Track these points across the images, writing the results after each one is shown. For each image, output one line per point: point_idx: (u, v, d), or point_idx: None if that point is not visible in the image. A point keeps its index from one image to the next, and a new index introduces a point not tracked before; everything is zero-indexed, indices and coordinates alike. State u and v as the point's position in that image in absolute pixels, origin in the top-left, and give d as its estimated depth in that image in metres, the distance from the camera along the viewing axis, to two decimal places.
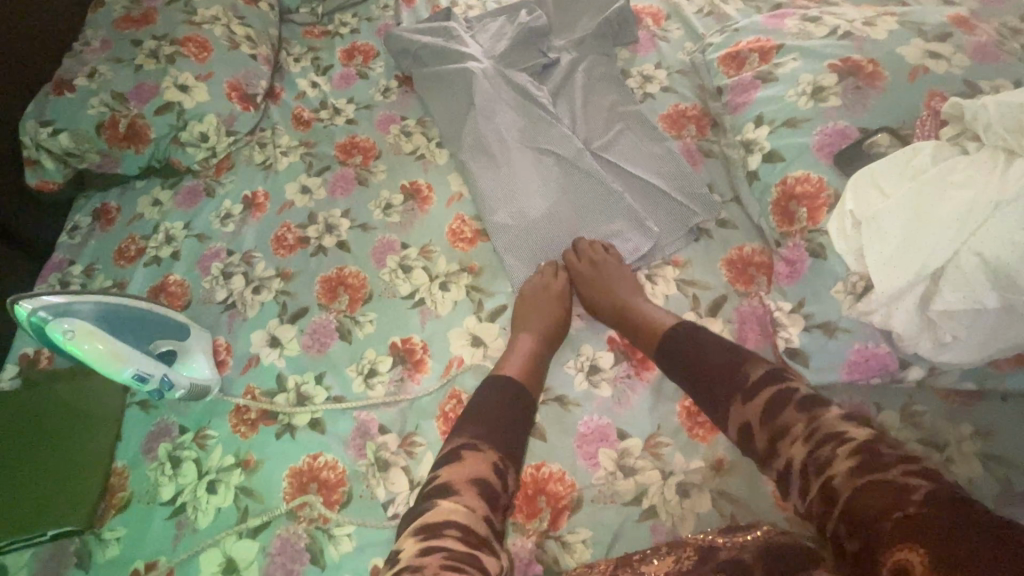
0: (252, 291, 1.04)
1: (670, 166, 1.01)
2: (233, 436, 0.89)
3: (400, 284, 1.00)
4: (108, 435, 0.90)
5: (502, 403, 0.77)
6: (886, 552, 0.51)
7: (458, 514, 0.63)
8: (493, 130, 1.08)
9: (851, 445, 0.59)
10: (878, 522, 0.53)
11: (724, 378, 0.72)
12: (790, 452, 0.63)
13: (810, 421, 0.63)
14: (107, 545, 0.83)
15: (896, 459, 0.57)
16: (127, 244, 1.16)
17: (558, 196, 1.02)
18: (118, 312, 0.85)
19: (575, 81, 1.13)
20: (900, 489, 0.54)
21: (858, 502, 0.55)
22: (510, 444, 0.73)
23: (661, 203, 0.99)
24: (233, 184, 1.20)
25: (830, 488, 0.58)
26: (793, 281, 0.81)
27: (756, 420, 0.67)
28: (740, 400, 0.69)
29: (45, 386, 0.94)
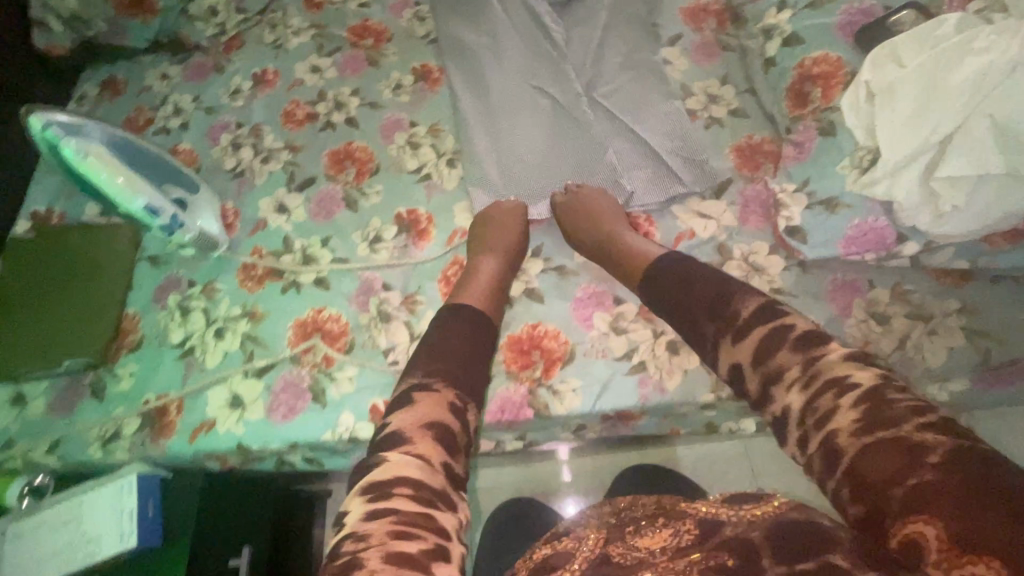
0: (260, 161, 1.05)
1: (673, 129, 0.93)
2: (241, 290, 0.91)
3: (408, 159, 1.01)
4: (120, 283, 0.93)
5: (468, 340, 0.70)
6: (895, 526, 0.46)
7: (410, 470, 0.56)
8: (495, 63, 1.01)
9: (854, 394, 0.52)
10: (889, 489, 0.47)
11: (710, 308, 0.64)
12: (786, 399, 0.56)
13: (808, 363, 0.56)
14: (120, 379, 0.87)
15: (908, 407, 0.50)
16: (136, 114, 1.16)
17: (543, 138, 0.96)
18: (129, 147, 0.88)
19: (597, 16, 1.01)
20: (914, 448, 0.48)
21: (866, 463, 0.49)
22: (473, 381, 0.67)
23: (650, 164, 0.92)
24: (243, 60, 1.18)
25: (833, 446, 0.51)
26: (800, 163, 0.81)
27: (749, 361, 0.59)
28: (730, 340, 0.62)
29: (58, 235, 0.96)
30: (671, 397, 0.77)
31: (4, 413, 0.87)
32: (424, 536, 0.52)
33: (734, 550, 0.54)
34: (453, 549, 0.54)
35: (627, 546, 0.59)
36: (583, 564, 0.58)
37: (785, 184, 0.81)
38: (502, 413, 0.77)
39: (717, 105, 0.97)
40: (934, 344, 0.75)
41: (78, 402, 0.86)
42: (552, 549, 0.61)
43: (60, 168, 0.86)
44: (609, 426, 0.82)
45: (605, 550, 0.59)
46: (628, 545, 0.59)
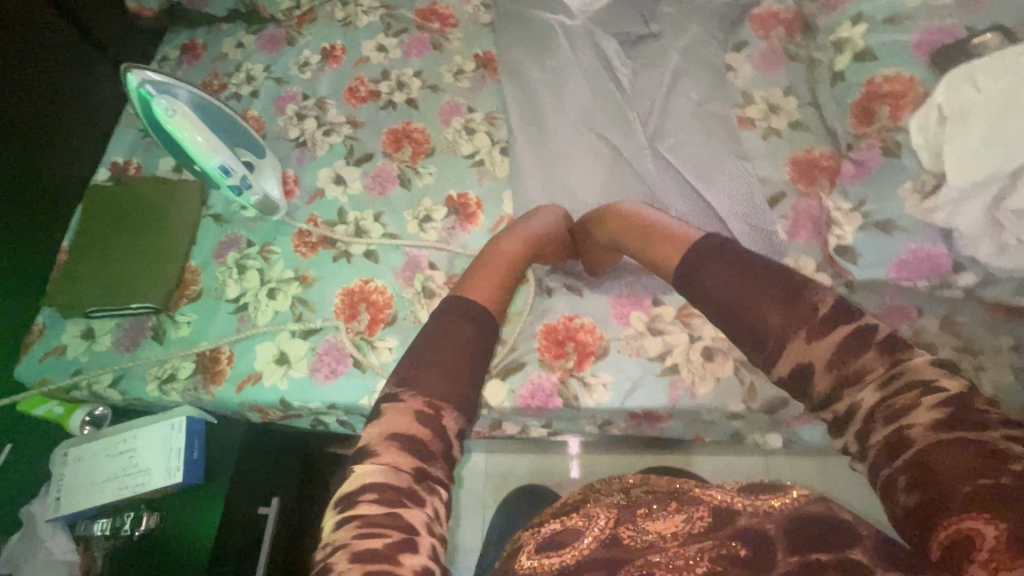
0: (322, 134, 1.09)
1: (741, 190, 0.89)
2: (295, 255, 0.96)
3: (462, 144, 1.04)
4: (186, 237, 0.99)
5: (455, 338, 0.63)
6: (949, 521, 0.42)
7: (375, 473, 0.54)
8: (558, 100, 1.01)
9: (940, 395, 0.47)
10: (953, 485, 0.43)
11: (781, 299, 0.55)
12: (855, 395, 0.51)
13: (895, 364, 0.50)
14: (179, 325, 0.93)
15: (998, 420, 0.46)
16: (211, 79, 1.22)
17: (600, 187, 0.93)
18: (210, 108, 0.91)
19: (667, 63, 1.02)
20: (997, 454, 0.43)
21: (932, 458, 0.45)
22: (454, 386, 0.60)
23: (711, 225, 0.88)
24: (314, 35, 1.23)
25: (899, 437, 0.47)
26: (858, 181, 0.83)
27: (823, 364, 0.51)
28: (803, 335, 0.53)
29: (134, 186, 1.03)
30: (701, 402, 0.77)
31: (75, 345, 0.93)
32: (389, 534, 0.50)
33: (749, 541, 0.49)
34: (424, 541, 0.52)
35: (638, 528, 0.53)
36: (591, 545, 0.53)
37: (841, 203, 0.83)
38: (532, 399, 0.79)
39: (777, 116, 0.96)
40: (980, 379, 0.74)
41: (139, 342, 0.92)
42: (561, 525, 0.56)
43: (146, 121, 0.90)
44: (634, 424, 0.83)
45: (615, 532, 0.54)
46: (637, 526, 0.53)
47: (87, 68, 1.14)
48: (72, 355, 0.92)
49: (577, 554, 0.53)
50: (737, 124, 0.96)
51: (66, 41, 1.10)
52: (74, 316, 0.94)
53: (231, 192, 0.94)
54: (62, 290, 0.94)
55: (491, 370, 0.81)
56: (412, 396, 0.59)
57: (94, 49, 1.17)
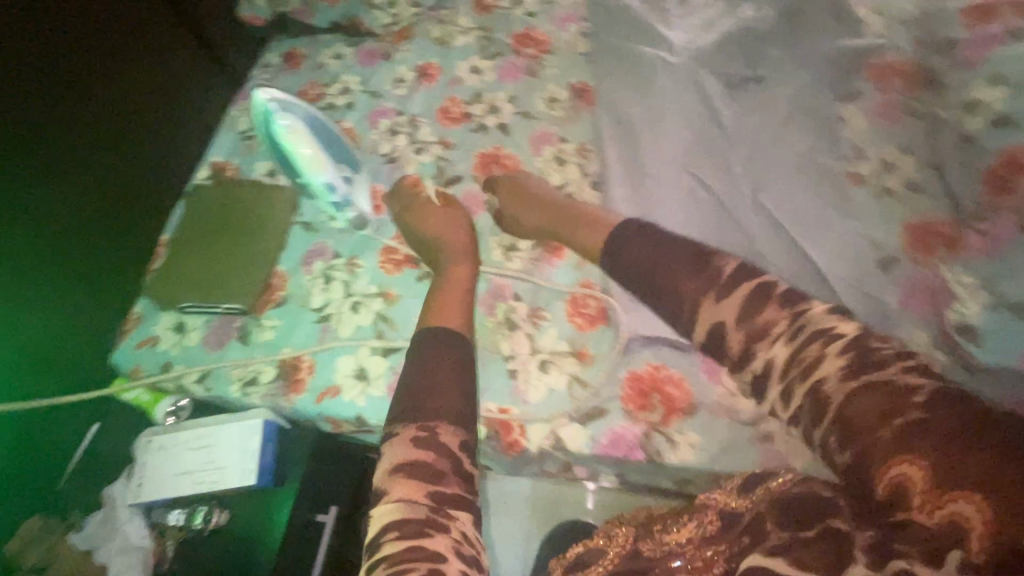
0: (413, 151, 1.11)
1: (849, 251, 0.86)
2: (379, 271, 0.97)
3: (552, 174, 1.03)
4: (276, 241, 1.02)
5: (442, 363, 0.74)
6: (883, 468, 0.52)
7: (392, 513, 0.63)
8: (653, 141, 0.98)
9: (841, 344, 0.60)
10: (878, 432, 0.54)
11: (692, 268, 0.72)
12: (769, 353, 0.64)
13: (794, 319, 0.63)
14: (264, 329, 0.95)
15: (890, 357, 0.58)
16: (309, 87, 1.26)
17: (697, 233, 0.90)
18: (322, 127, 0.99)
19: (774, 110, 0.99)
20: (900, 391, 0.54)
21: (851, 410, 0.56)
22: (450, 405, 0.70)
23: (814, 286, 0.84)
24: (410, 51, 1.26)
25: (821, 391, 0.59)
26: (988, 258, 0.78)
27: (733, 321, 0.66)
28: (714, 296, 0.68)
29: (233, 189, 1.07)
30: None
31: (167, 337, 0.97)
32: (418, 566, 0.58)
33: (750, 531, 0.60)
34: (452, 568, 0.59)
35: (657, 542, 0.67)
36: (614, 561, 0.68)
37: (961, 276, 0.79)
38: (613, 449, 0.77)
39: (892, 174, 0.92)
40: None
41: (226, 341, 0.95)
42: (585, 547, 0.72)
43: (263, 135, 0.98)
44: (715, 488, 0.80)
45: (636, 547, 0.68)
46: (660, 539, 0.67)
47: (190, 65, 1.19)
48: (164, 347, 0.96)
49: (604, 569, 0.68)
50: (848, 181, 0.92)
51: (171, 37, 1.14)
52: (169, 309, 0.98)
53: (331, 207, 1.02)
54: (160, 285, 0.99)
55: (571, 413, 0.80)
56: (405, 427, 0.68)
57: (197, 45, 1.21)
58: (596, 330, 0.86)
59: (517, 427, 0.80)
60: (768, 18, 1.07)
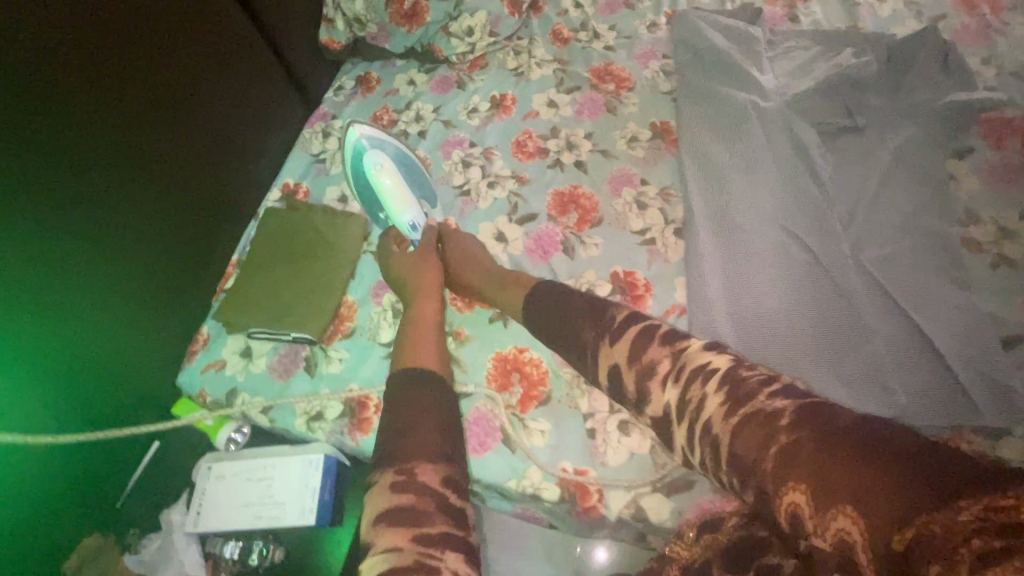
0: (486, 186, 1.09)
1: (966, 325, 0.79)
2: (450, 309, 0.95)
3: (632, 219, 0.99)
4: (346, 271, 1.01)
5: (421, 399, 0.70)
6: (778, 499, 0.51)
7: (382, 560, 0.59)
8: (740, 194, 0.93)
9: (716, 379, 0.60)
10: (763, 465, 0.53)
11: (590, 317, 0.73)
12: (661, 396, 0.62)
13: (678, 360, 0.63)
14: (331, 361, 0.93)
15: (759, 383, 0.58)
16: (381, 113, 1.26)
17: (792, 295, 0.84)
18: (407, 164, 1.04)
19: (876, 164, 0.93)
20: (767, 418, 0.55)
21: (737, 449, 0.55)
22: (427, 438, 0.67)
23: (926, 362, 0.77)
24: (485, 82, 1.25)
25: (711, 433, 0.58)
26: None
27: (624, 362, 0.66)
28: (609, 341, 0.69)
29: (305, 214, 1.07)
30: None
31: (234, 362, 0.96)
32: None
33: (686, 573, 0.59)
34: None
35: None
36: None
37: None
38: None
39: (1011, 242, 0.84)
40: None
41: (293, 371, 0.93)
42: None
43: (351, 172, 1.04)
44: None
45: None
46: None
47: (269, 85, 1.19)
48: (230, 371, 0.95)
49: None
50: (961, 246, 0.85)
51: (253, 55, 1.14)
52: (237, 333, 0.97)
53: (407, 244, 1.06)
54: (230, 308, 0.98)
55: (655, 481, 0.75)
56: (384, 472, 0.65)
57: (278, 64, 1.22)
58: None
59: (595, 492, 0.76)
60: (869, 66, 1.02)
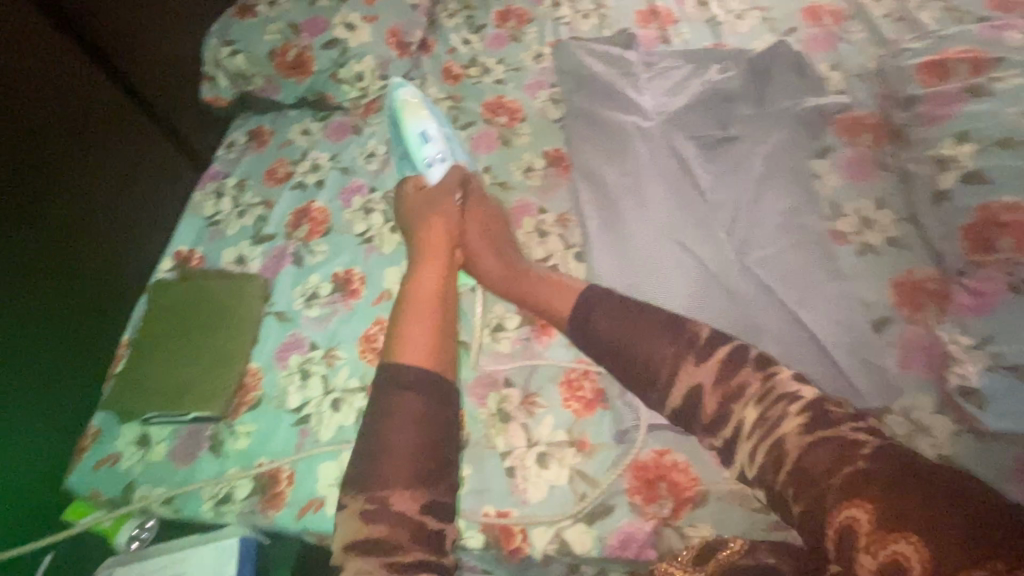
0: (389, 230, 1.07)
1: (843, 315, 0.84)
2: (360, 361, 0.92)
3: (534, 248, 1.01)
4: (248, 336, 0.97)
5: (403, 417, 0.67)
6: (834, 509, 0.57)
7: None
8: (653, 209, 0.96)
9: (801, 404, 0.64)
10: (829, 479, 0.58)
11: (669, 331, 0.73)
12: (741, 412, 0.67)
13: (766, 382, 0.67)
14: (237, 437, 0.88)
15: (784, 406, 0.65)
16: (277, 166, 1.22)
17: (689, 306, 0.87)
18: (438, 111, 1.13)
19: (750, 170, 0.99)
20: (849, 444, 0.60)
21: (807, 464, 0.60)
22: (408, 467, 0.65)
23: (812, 355, 0.81)
24: (381, 124, 1.25)
25: (782, 447, 0.63)
26: (979, 315, 0.76)
27: (708, 384, 0.69)
28: (692, 359, 0.70)
29: (201, 282, 1.02)
30: None
31: (129, 453, 0.89)
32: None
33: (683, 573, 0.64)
34: None
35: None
36: None
37: (958, 337, 0.76)
38: (623, 550, 0.72)
39: (872, 231, 0.92)
40: None
41: (196, 454, 0.88)
42: None
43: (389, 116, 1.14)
44: None
45: None
46: None
47: (148, 149, 1.13)
48: (126, 464, 0.88)
49: None
50: (830, 239, 0.92)
51: (128, 123, 1.09)
52: (131, 422, 0.91)
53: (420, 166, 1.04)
54: (119, 396, 0.91)
55: (577, 513, 0.74)
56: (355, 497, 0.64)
57: (158, 131, 1.17)
58: (594, 415, 0.82)
59: (519, 532, 0.75)
60: (734, 80, 1.09)
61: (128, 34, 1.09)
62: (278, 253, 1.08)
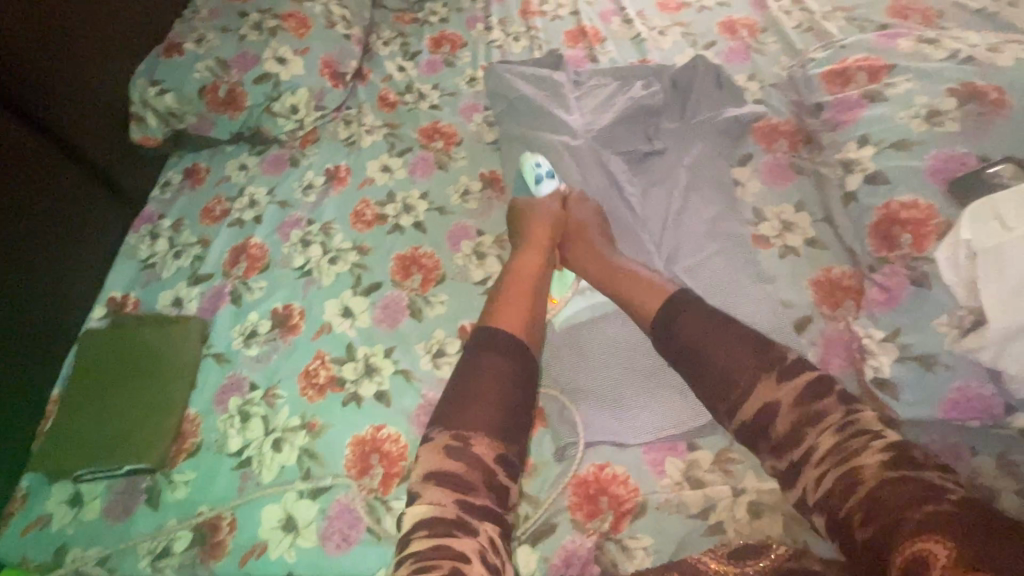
0: (328, 261, 1.07)
1: (769, 317, 0.86)
2: (301, 399, 0.91)
3: (473, 270, 1.02)
4: (187, 381, 0.95)
5: (487, 370, 0.74)
6: (907, 541, 0.56)
7: (426, 513, 0.66)
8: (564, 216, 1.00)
9: (887, 443, 0.64)
10: (905, 512, 0.58)
11: (758, 348, 0.72)
12: (817, 438, 0.66)
13: (850, 413, 0.66)
14: (175, 487, 0.86)
15: (834, 433, 0.66)
16: (213, 204, 1.20)
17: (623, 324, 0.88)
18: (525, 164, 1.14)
19: (675, 181, 1.02)
20: (933, 487, 0.59)
21: (884, 494, 0.60)
22: (484, 416, 0.71)
23: None
24: (318, 155, 1.25)
25: (856, 476, 0.63)
26: (889, 308, 0.81)
27: (787, 402, 0.68)
28: (775, 378, 0.69)
29: (135, 329, 1.00)
30: None
31: (61, 513, 0.86)
32: (441, 565, 0.61)
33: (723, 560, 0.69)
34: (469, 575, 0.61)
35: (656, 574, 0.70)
36: None
37: (872, 331, 0.80)
38: (566, 569, 0.73)
39: (792, 233, 0.96)
40: None
41: (133, 508, 0.85)
42: None
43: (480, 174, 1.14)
44: None
45: None
46: None
47: (76, 196, 1.11)
48: (58, 525, 0.85)
49: None
50: (753, 244, 0.96)
51: (51, 170, 1.06)
52: (63, 480, 0.88)
53: (542, 178, 1.02)
54: (49, 455, 0.88)
55: (520, 534, 0.75)
56: (440, 433, 0.71)
57: (82, 171, 1.13)
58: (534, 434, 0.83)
59: None
60: (658, 94, 1.12)
61: (32, 72, 1.04)
62: (215, 293, 1.07)
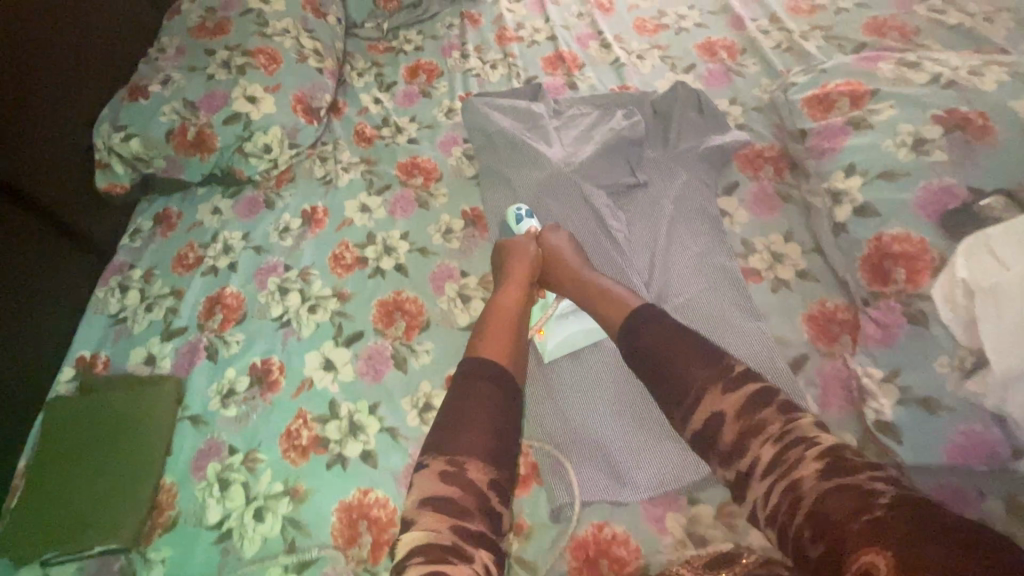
0: (308, 310, 1.02)
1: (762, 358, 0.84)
2: (283, 462, 0.87)
3: (458, 314, 0.99)
4: (161, 448, 0.90)
5: (478, 397, 0.71)
6: (853, 555, 0.53)
7: (418, 541, 0.62)
8: None
9: (819, 450, 0.62)
10: (846, 524, 0.55)
11: (706, 357, 0.70)
12: (759, 449, 0.64)
13: (787, 421, 0.64)
14: (152, 565, 0.81)
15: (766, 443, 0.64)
16: (185, 251, 1.16)
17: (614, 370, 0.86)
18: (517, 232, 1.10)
19: (661, 214, 1.00)
20: (868, 493, 0.57)
21: (824, 506, 0.58)
22: (481, 443, 0.68)
23: None
24: (293, 196, 1.20)
25: (797, 488, 0.60)
26: (885, 346, 0.78)
27: (732, 412, 0.66)
28: (719, 388, 0.67)
29: (105, 392, 0.95)
30: None
31: None
32: None
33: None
34: None
35: None
36: None
37: (871, 370, 0.78)
38: None
39: (783, 265, 0.94)
40: None
41: None
42: None
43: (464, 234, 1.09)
44: None
45: None
46: None
47: (37, 252, 1.05)
48: None
49: None
50: (744, 278, 0.93)
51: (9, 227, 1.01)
52: (30, 564, 0.82)
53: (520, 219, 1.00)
54: (14, 538, 0.83)
55: None
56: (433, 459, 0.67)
57: (43, 225, 1.08)
58: (530, 493, 0.80)
59: None
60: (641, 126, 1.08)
61: None
62: (190, 347, 1.02)
